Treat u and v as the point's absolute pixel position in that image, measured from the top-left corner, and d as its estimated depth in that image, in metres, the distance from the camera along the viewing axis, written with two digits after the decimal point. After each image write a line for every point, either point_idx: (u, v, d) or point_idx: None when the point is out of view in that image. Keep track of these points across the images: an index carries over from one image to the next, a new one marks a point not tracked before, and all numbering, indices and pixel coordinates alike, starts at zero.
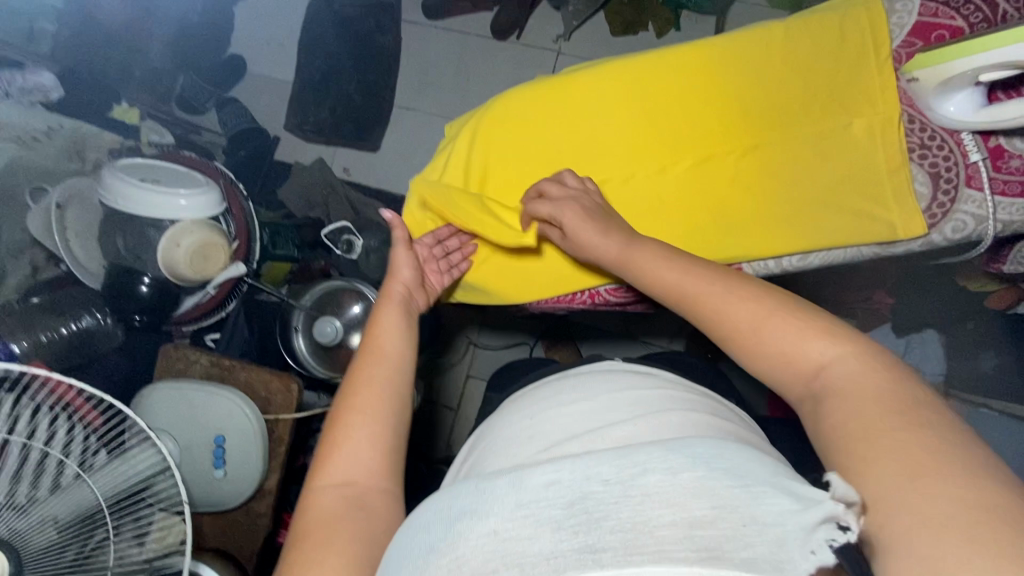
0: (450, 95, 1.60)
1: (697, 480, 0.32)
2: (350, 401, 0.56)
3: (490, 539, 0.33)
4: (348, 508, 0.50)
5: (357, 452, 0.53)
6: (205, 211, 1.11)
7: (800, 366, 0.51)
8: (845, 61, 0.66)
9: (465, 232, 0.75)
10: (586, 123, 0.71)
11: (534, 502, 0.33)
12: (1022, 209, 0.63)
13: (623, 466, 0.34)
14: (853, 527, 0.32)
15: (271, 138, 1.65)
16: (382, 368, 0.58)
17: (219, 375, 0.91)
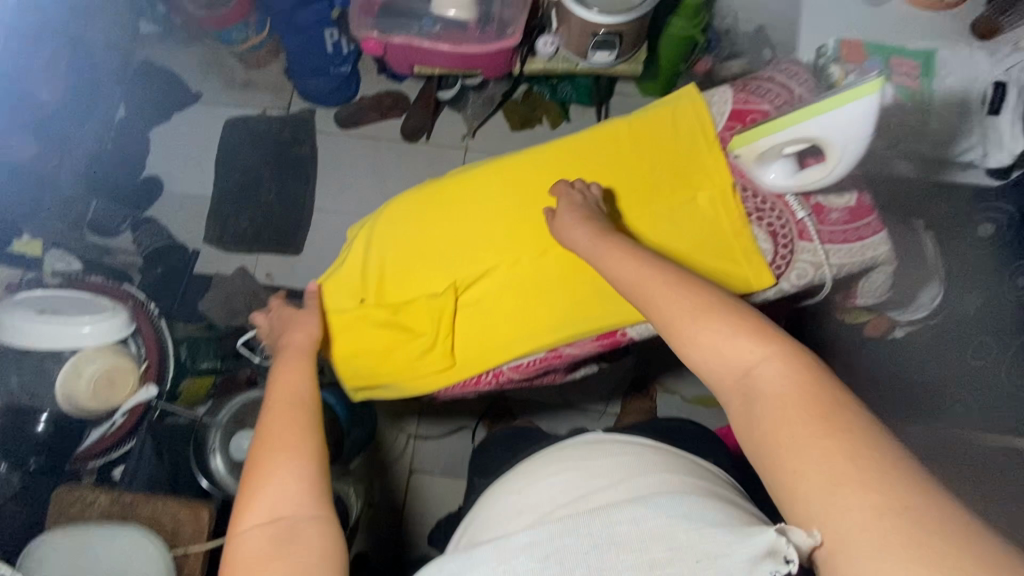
0: (368, 195, 1.68)
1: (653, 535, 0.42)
2: (264, 444, 0.55)
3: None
4: (277, 545, 0.48)
5: (278, 489, 0.52)
6: (111, 336, 1.07)
7: (731, 362, 0.52)
8: (681, 145, 0.77)
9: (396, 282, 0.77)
10: (471, 217, 0.77)
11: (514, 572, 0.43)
12: (848, 253, 0.74)
13: (587, 533, 0.44)
14: (793, 559, 0.40)
15: (190, 252, 1.64)
16: (289, 408, 0.58)
17: (119, 512, 0.85)
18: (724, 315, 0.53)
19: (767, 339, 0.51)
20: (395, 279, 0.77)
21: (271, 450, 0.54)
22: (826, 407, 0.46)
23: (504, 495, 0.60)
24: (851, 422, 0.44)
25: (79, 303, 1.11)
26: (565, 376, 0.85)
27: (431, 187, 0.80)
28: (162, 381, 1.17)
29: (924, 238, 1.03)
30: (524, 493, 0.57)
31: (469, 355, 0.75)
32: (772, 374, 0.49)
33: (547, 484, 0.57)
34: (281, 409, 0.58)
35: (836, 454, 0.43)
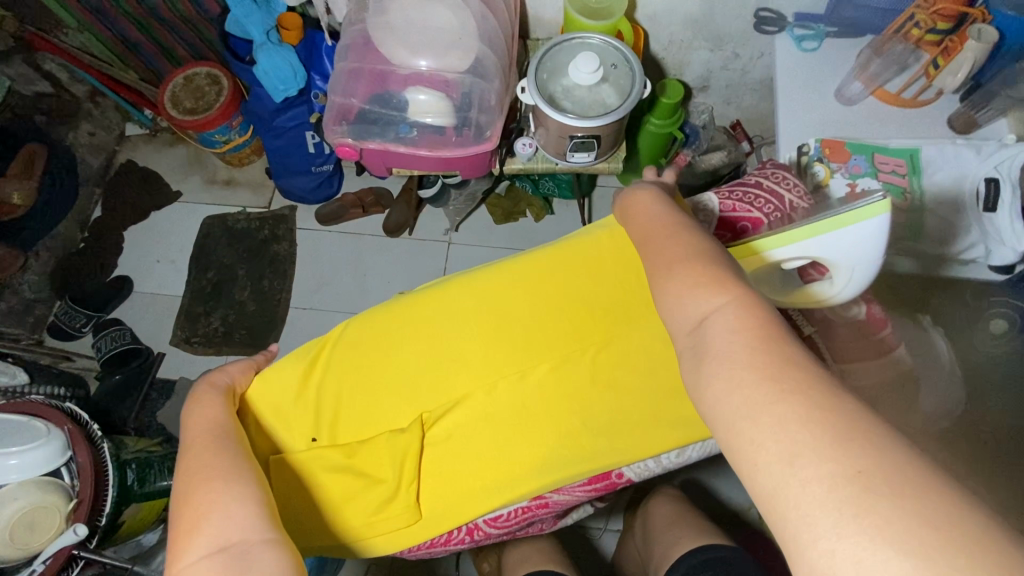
0: (347, 291, 1.61)
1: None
2: (192, 481, 0.53)
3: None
4: (229, 569, 0.47)
5: (219, 516, 0.50)
6: (42, 466, 0.96)
7: (685, 315, 0.48)
8: None
9: (372, 331, 0.70)
10: (431, 333, 0.69)
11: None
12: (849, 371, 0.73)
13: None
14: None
15: (154, 355, 1.54)
16: (210, 444, 0.57)
17: None
18: (695, 261, 0.50)
19: (727, 287, 0.47)
20: (351, 412, 0.67)
21: (209, 483, 0.52)
22: (789, 368, 0.41)
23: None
24: (818, 388, 0.40)
25: (9, 428, 0.97)
26: (556, 523, 0.74)
27: (395, 305, 0.72)
28: (97, 517, 1.03)
29: (936, 336, 0.96)
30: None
31: (437, 502, 0.65)
32: (732, 313, 0.45)
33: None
34: (208, 447, 0.57)
35: (792, 418, 0.38)
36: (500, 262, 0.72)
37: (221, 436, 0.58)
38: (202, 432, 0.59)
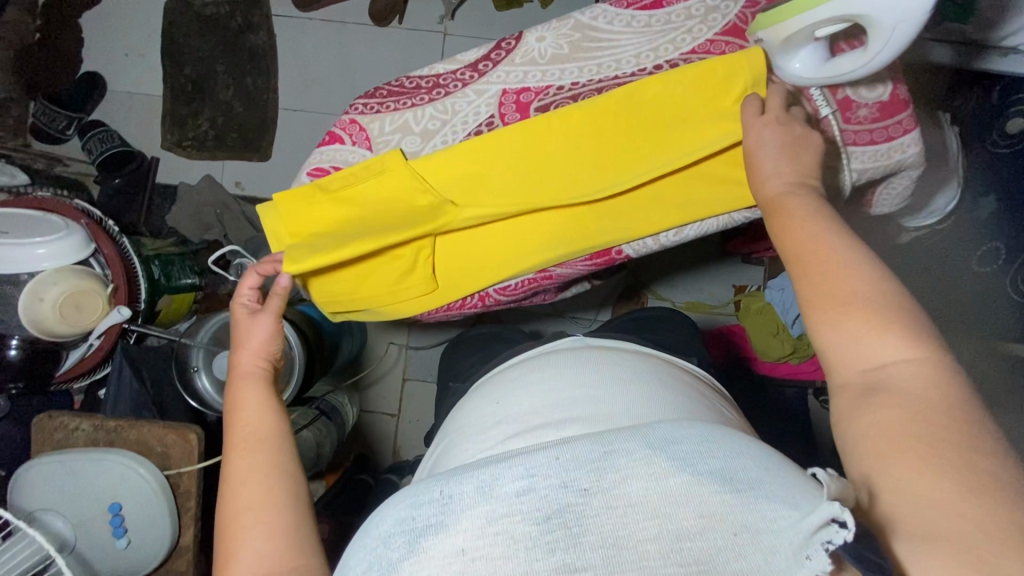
0: (337, 92, 1.51)
1: (685, 484, 0.35)
2: (238, 499, 0.49)
3: (457, 560, 0.34)
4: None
5: (260, 550, 0.47)
6: (70, 257, 1.00)
7: (859, 358, 0.48)
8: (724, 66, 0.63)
9: (407, 189, 0.66)
10: (460, 167, 0.65)
11: (509, 514, 0.34)
12: (872, 157, 0.66)
13: (603, 465, 0.36)
14: (850, 523, 0.34)
15: (148, 159, 1.51)
16: (262, 420, 0.55)
17: (104, 439, 0.83)
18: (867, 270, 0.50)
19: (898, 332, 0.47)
20: (373, 212, 0.68)
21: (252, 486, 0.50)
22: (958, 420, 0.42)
23: (477, 409, 0.60)
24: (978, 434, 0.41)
25: (27, 221, 1.01)
26: (557, 296, 0.82)
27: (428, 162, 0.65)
28: (133, 302, 1.12)
29: (949, 133, 0.94)
30: (508, 407, 0.56)
31: (453, 273, 0.72)
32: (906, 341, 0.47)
33: (530, 393, 0.57)
34: (252, 453, 0.52)
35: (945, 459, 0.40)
36: (555, 120, 0.65)
37: (264, 446, 0.53)
38: (258, 403, 0.56)
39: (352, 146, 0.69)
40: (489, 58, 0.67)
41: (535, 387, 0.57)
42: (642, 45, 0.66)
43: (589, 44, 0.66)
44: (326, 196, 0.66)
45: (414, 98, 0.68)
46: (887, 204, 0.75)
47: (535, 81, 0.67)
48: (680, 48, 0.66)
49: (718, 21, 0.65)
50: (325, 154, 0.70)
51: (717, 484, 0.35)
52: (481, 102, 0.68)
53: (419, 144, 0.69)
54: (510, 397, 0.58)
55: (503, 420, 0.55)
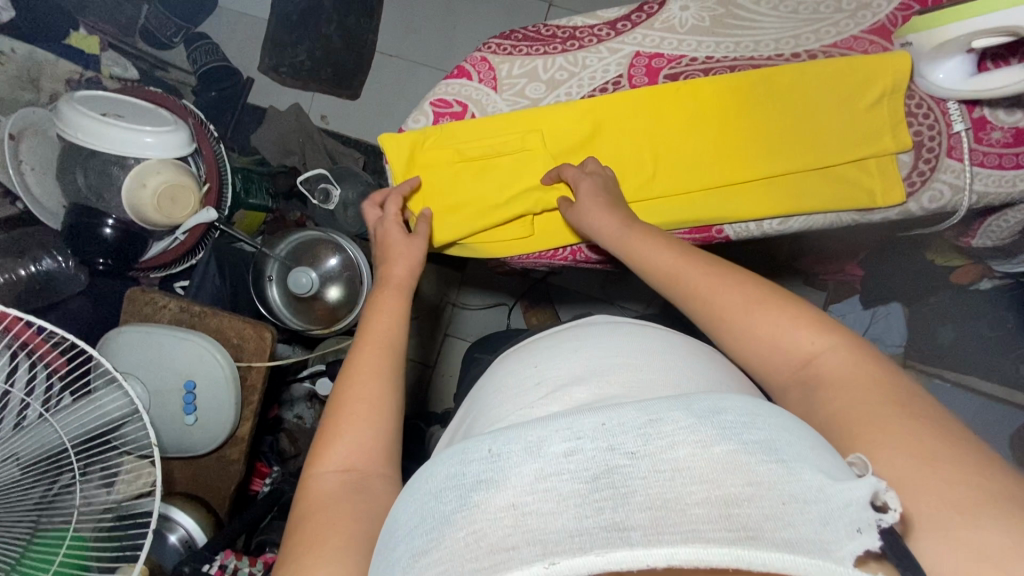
0: (433, 45, 1.54)
1: (728, 454, 0.30)
2: (346, 396, 0.52)
3: (509, 514, 0.30)
4: (348, 491, 0.47)
5: (349, 445, 0.50)
6: (174, 151, 1.05)
7: (787, 353, 0.48)
8: (859, 68, 0.63)
9: (523, 134, 0.69)
10: (580, 124, 0.68)
11: (557, 471, 0.30)
12: (997, 181, 0.64)
13: (652, 430, 0.31)
14: (896, 506, 0.33)
15: (244, 79, 1.56)
16: (388, 320, 0.57)
17: (188, 321, 0.89)
18: (781, 313, 0.49)
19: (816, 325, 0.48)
20: (482, 155, 0.69)
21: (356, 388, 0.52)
22: (901, 402, 0.42)
23: (508, 375, 0.55)
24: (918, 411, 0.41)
25: (142, 112, 1.06)
26: None
27: (548, 113, 0.68)
28: (219, 208, 1.16)
29: None
30: (545, 368, 0.52)
31: (550, 225, 0.72)
32: (854, 390, 0.44)
33: (571, 358, 0.52)
34: (372, 350, 0.55)
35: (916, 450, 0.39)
36: (685, 91, 0.66)
37: (393, 349, 0.56)
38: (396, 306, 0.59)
39: (478, 83, 0.71)
40: (629, 19, 0.69)
41: (579, 355, 0.52)
42: (781, 31, 0.67)
43: (731, 21, 0.67)
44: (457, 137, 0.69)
45: (548, 45, 0.70)
46: (990, 237, 0.74)
47: (670, 49, 0.68)
48: (822, 39, 0.66)
49: (868, 17, 0.66)
50: (450, 87, 0.71)
51: (768, 457, 0.31)
52: (612, 61, 0.69)
53: (543, 92, 0.70)
54: (548, 361, 0.53)
55: (541, 383, 0.50)
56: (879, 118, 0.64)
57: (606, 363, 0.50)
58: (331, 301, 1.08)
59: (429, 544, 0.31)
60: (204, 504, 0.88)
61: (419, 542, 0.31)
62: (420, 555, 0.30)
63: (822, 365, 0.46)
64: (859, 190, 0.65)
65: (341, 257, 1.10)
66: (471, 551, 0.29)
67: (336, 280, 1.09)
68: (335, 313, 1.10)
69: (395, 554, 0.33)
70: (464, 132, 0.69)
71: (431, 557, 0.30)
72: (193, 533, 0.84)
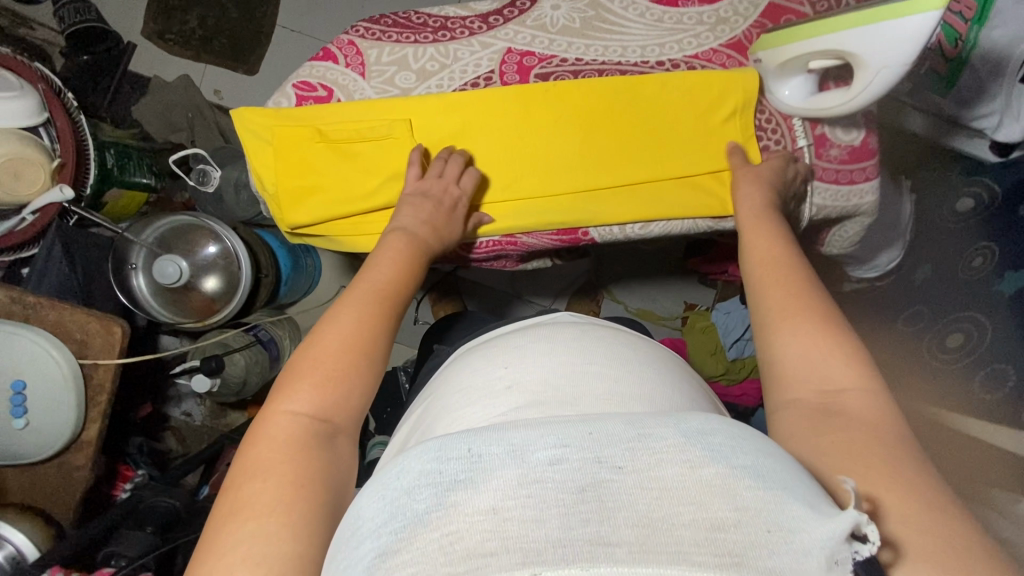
0: (337, 22, 1.46)
1: (716, 476, 0.28)
2: (324, 342, 0.49)
3: (486, 519, 0.27)
4: (297, 446, 0.43)
5: (320, 389, 0.46)
6: (17, 119, 0.93)
7: (822, 379, 0.47)
8: (712, 82, 0.65)
9: (387, 126, 0.65)
10: (445, 119, 0.66)
11: (542, 477, 0.28)
12: (833, 195, 0.69)
13: (639, 445, 0.29)
14: (874, 538, 0.27)
15: (124, 43, 1.41)
16: (386, 275, 0.55)
17: (20, 314, 0.79)
18: (840, 344, 0.48)
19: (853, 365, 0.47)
20: (343, 148, 0.66)
21: (343, 344, 0.48)
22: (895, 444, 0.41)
23: (471, 370, 0.50)
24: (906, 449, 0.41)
25: None
26: (517, 265, 0.83)
27: (413, 107, 0.66)
28: (80, 187, 1.04)
29: (907, 200, 0.99)
30: (520, 369, 0.46)
31: None
32: (863, 429, 0.42)
33: (546, 356, 0.48)
34: (359, 302, 0.52)
35: (895, 465, 0.39)
36: (560, 89, 0.66)
37: (389, 304, 0.53)
38: (379, 285, 0.54)
39: (345, 67, 0.67)
40: (501, 13, 0.68)
41: (552, 350, 0.48)
42: (648, 38, 0.68)
43: (600, 25, 0.68)
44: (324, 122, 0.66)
45: (418, 34, 0.67)
46: (838, 243, 0.78)
47: (541, 48, 0.67)
48: (685, 49, 0.68)
49: (726, 32, 0.68)
50: (315, 70, 0.68)
51: (755, 480, 0.28)
52: (484, 56, 0.67)
53: (413, 81, 0.67)
54: (524, 362, 0.47)
55: (512, 387, 0.45)
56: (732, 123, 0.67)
57: (578, 373, 0.46)
58: (209, 293, 1.02)
59: (404, 538, 0.27)
60: (42, 514, 0.80)
61: (389, 537, 0.28)
62: (388, 555, 0.27)
63: (848, 398, 0.45)
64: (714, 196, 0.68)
65: (219, 245, 1.03)
66: (444, 555, 0.26)
67: (214, 270, 1.03)
68: (213, 305, 1.03)
69: (357, 555, 0.29)
70: (322, 123, 0.66)
71: (405, 551, 0.27)
72: (24, 550, 0.74)
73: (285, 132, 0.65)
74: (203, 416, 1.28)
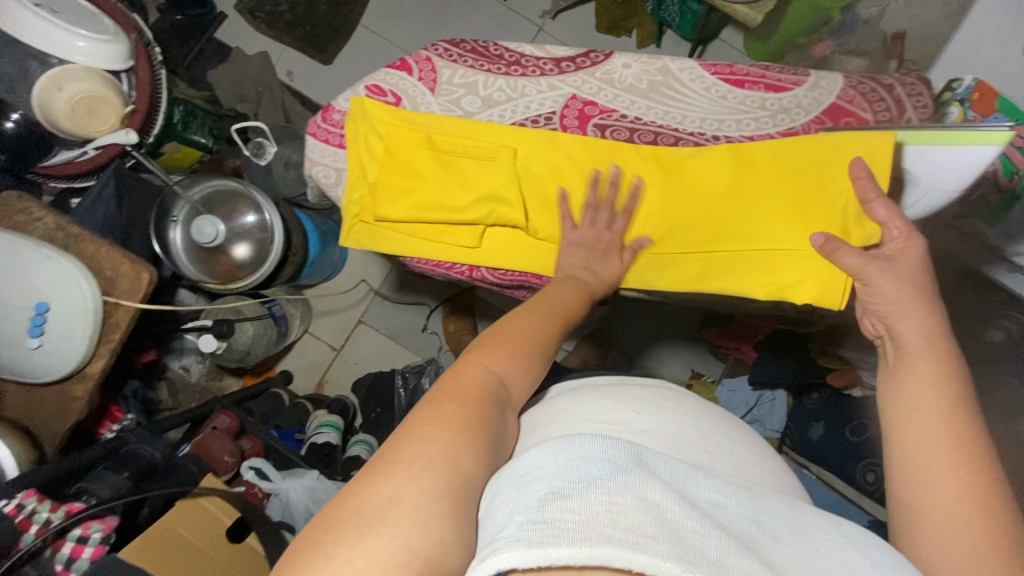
0: (416, 33, 1.52)
1: (842, 563, 0.35)
2: (517, 326, 0.52)
3: (653, 511, 0.34)
4: (485, 395, 0.45)
5: (508, 358, 0.49)
6: (105, 63, 1.00)
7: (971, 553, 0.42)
8: (832, 147, 0.62)
9: (489, 147, 0.69)
10: (538, 154, 0.69)
11: (710, 513, 0.36)
12: None
13: (788, 525, 0.37)
14: None
15: (216, 12, 1.48)
16: (569, 296, 0.59)
17: (61, 241, 0.83)
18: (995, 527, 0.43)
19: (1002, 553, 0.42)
20: (440, 158, 0.69)
21: (522, 338, 0.51)
22: None
23: (600, 405, 0.50)
24: None
25: (83, 14, 1.00)
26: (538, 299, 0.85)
27: (511, 134, 0.69)
28: (144, 135, 1.09)
29: None
30: (655, 421, 0.49)
31: (495, 245, 0.73)
32: None
33: (678, 421, 0.49)
34: (547, 311, 0.56)
35: None
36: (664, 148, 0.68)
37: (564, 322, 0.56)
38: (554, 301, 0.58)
39: (416, 80, 0.71)
40: (575, 60, 0.70)
41: (683, 419, 0.50)
42: (707, 112, 0.70)
43: (666, 90, 0.70)
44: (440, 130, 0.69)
45: (493, 64, 0.70)
46: None
47: (605, 99, 0.70)
48: (743, 130, 0.69)
49: (786, 122, 0.69)
50: (388, 76, 0.71)
51: None
52: (549, 96, 0.70)
53: (477, 106, 0.71)
54: (659, 416, 0.50)
55: (647, 431, 0.47)
56: (847, 193, 0.60)
57: (708, 440, 0.49)
58: (236, 259, 1.05)
59: (572, 491, 0.35)
60: (27, 436, 0.81)
61: (561, 484, 0.35)
62: (561, 497, 0.34)
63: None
64: (811, 280, 0.63)
65: (257, 217, 1.06)
66: (609, 520, 0.33)
67: (246, 239, 1.05)
68: (237, 271, 1.06)
69: (529, 488, 0.37)
70: (429, 129, 0.69)
71: (572, 501, 0.34)
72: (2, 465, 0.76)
73: (389, 127, 0.69)
74: (200, 374, 1.30)
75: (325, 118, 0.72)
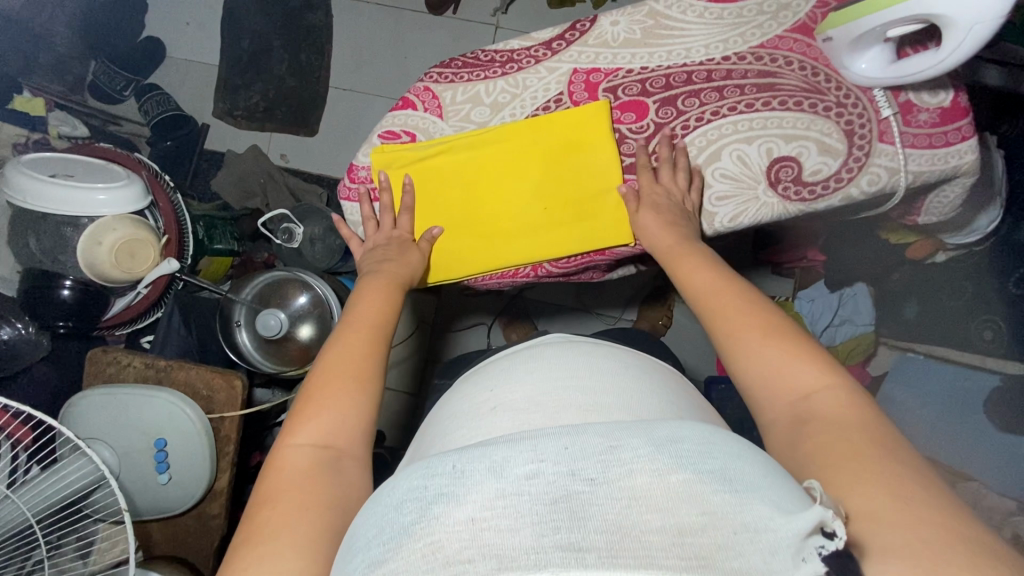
0: (385, 75, 1.55)
1: (683, 483, 0.28)
2: (333, 371, 0.55)
3: (467, 528, 0.28)
4: (319, 468, 0.48)
5: (324, 422, 0.52)
6: (129, 205, 1.01)
7: (788, 391, 0.50)
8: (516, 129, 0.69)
9: (478, 167, 0.70)
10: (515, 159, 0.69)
11: (517, 491, 0.28)
12: (930, 160, 0.66)
13: (610, 458, 0.30)
14: (839, 535, 0.30)
15: (199, 125, 1.54)
16: (380, 306, 0.62)
17: (154, 377, 0.88)
18: (796, 359, 0.51)
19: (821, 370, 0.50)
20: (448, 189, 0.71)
21: (338, 384, 0.54)
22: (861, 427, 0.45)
23: (475, 393, 0.49)
24: (865, 421, 0.45)
25: (95, 170, 1.03)
26: (604, 274, 0.85)
27: (492, 145, 0.69)
28: (182, 259, 1.13)
29: (997, 157, 0.90)
30: (507, 390, 0.46)
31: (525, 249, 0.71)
32: (834, 425, 0.45)
33: (538, 375, 0.46)
34: (362, 335, 0.58)
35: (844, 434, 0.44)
36: (486, 135, 0.70)
37: (377, 337, 0.58)
38: (369, 320, 0.60)
39: (423, 112, 0.72)
40: (563, 37, 0.72)
41: (547, 371, 0.47)
42: (708, 38, 0.69)
43: (661, 31, 0.70)
44: (462, 154, 0.70)
45: (487, 71, 0.72)
46: (933, 213, 0.76)
47: (606, 63, 0.70)
48: (750, 41, 0.69)
49: (789, 18, 0.69)
50: (397, 118, 0.72)
51: (723, 486, 0.29)
52: (551, 80, 0.71)
53: (488, 115, 0.72)
54: (517, 380, 0.47)
55: (501, 407, 0.44)
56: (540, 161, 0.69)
57: (568, 383, 0.45)
58: (303, 341, 1.07)
59: (388, 552, 0.29)
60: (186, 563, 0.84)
61: (378, 550, 0.29)
62: (377, 566, 0.28)
63: (818, 405, 0.48)
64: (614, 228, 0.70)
65: (310, 295, 1.09)
66: (426, 565, 0.27)
67: (307, 319, 1.08)
68: (308, 352, 1.09)
69: (353, 565, 0.30)
70: (430, 161, 0.70)
71: (389, 564, 0.28)
72: None
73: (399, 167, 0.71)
74: None
75: (352, 179, 0.75)
